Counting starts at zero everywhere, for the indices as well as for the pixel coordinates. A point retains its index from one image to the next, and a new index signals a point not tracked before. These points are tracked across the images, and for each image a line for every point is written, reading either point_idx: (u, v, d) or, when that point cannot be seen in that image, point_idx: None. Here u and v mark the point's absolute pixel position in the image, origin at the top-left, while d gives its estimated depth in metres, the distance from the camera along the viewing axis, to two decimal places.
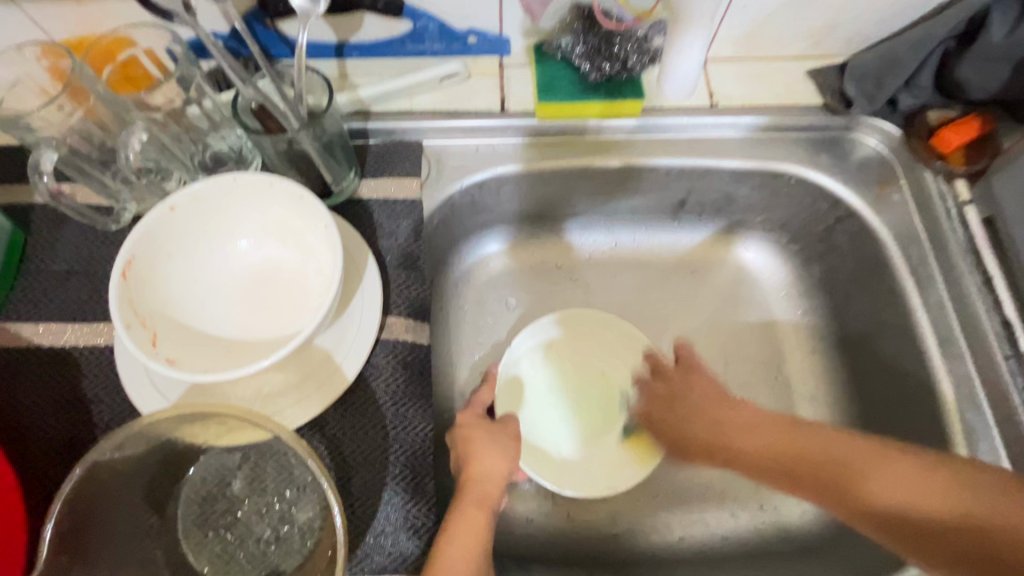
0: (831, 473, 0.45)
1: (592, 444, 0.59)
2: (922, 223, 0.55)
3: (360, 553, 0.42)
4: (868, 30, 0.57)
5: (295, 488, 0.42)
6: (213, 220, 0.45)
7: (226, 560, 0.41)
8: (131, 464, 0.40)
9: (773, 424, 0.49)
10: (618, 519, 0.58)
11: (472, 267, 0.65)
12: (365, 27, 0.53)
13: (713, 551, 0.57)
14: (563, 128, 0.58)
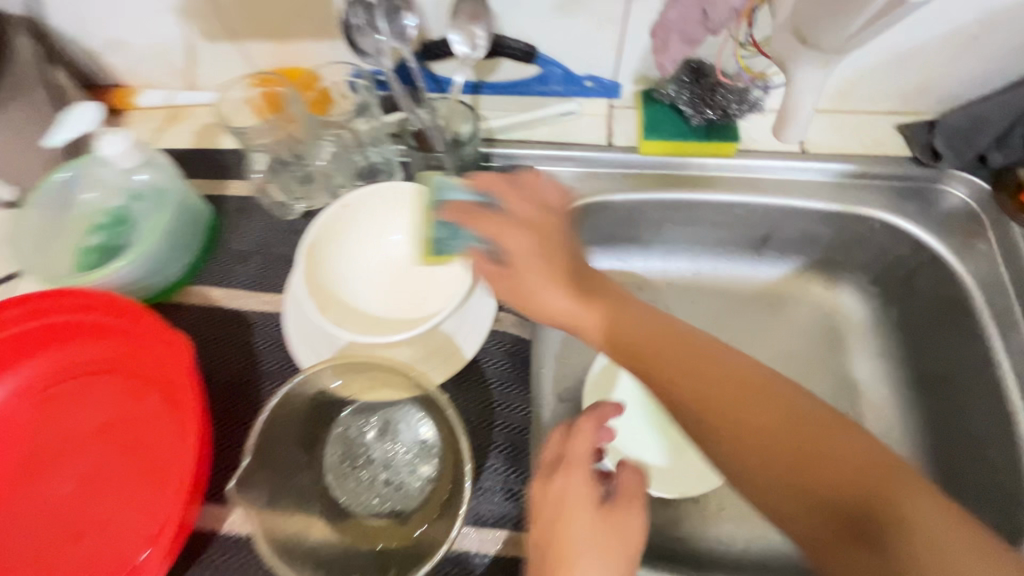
0: (854, 508, 0.38)
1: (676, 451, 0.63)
2: (1007, 274, 0.58)
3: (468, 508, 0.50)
4: (961, 92, 0.61)
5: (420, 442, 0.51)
6: (371, 219, 0.56)
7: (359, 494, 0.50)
8: (299, 407, 0.50)
9: (817, 428, 0.40)
10: (687, 524, 0.62)
11: None
12: (502, 70, 0.64)
13: (775, 564, 0.60)
14: (662, 163, 0.65)
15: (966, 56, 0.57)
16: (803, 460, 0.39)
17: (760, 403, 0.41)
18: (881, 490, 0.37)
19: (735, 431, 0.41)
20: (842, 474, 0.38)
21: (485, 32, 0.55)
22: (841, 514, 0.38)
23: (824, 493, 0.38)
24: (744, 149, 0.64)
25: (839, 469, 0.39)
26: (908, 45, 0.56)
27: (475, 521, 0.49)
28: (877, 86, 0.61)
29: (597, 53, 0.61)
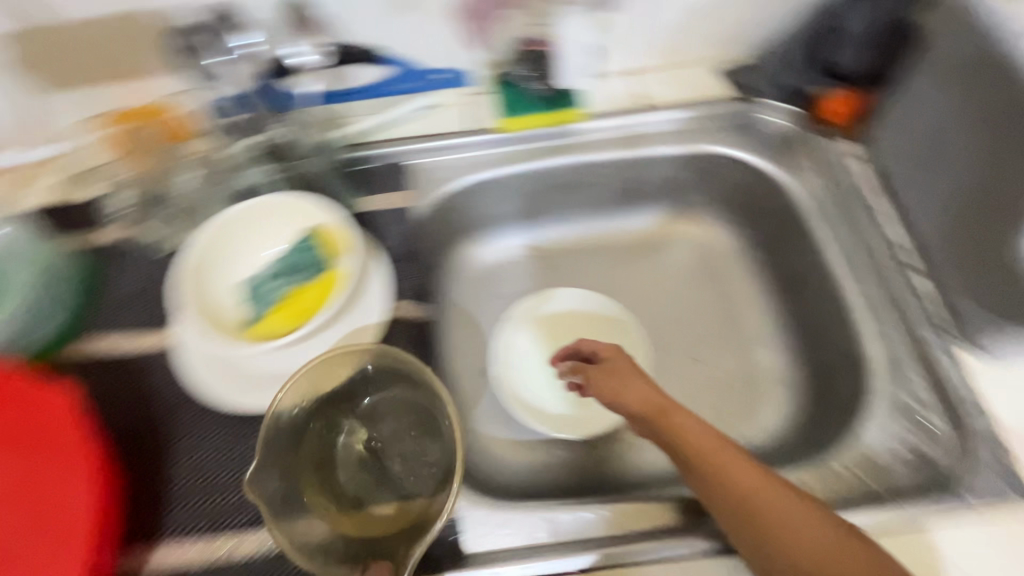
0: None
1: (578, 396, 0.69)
2: (826, 178, 0.67)
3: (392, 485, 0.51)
4: (759, 33, 0.70)
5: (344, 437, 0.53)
6: (251, 236, 0.58)
7: None
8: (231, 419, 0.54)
9: (842, 551, 0.42)
10: (611, 461, 0.66)
11: (462, 264, 0.76)
12: (355, 75, 0.67)
13: None
14: (525, 138, 0.70)
15: (753, 1, 0.65)
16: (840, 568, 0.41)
17: (808, 508, 0.43)
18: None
19: (771, 527, 0.43)
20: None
21: (321, 40, 0.57)
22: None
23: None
24: (594, 112, 0.71)
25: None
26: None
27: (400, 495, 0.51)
28: (692, 39, 0.69)
29: (439, 46, 0.65)
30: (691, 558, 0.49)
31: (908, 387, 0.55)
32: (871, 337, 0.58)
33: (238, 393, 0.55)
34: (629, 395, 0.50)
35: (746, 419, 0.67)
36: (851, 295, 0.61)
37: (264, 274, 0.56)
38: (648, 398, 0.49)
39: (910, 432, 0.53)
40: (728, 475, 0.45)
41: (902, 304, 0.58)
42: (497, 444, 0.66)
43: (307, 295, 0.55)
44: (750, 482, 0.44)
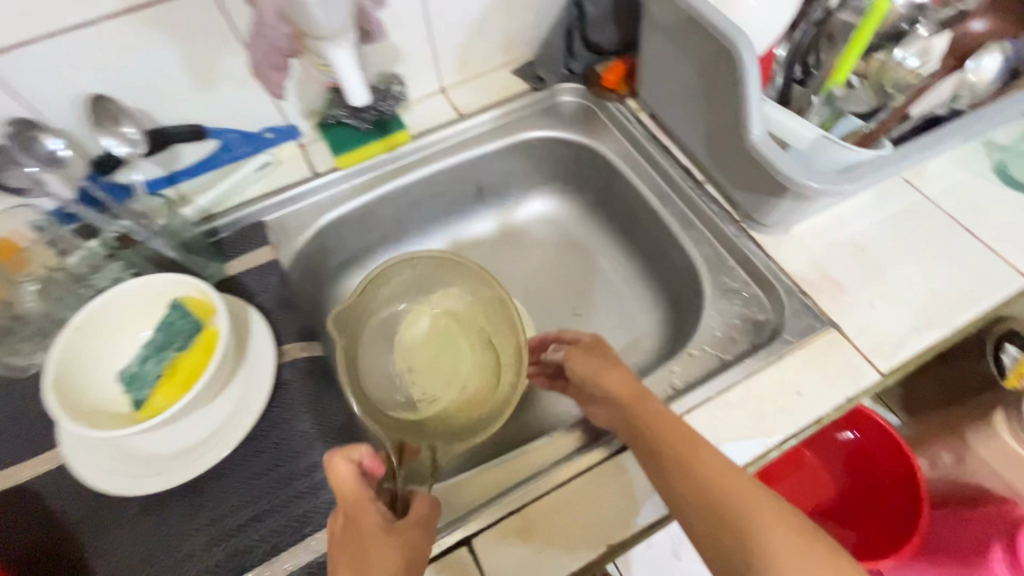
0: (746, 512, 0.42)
1: None
2: (622, 133, 0.79)
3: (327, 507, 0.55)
4: (534, 34, 0.82)
5: (271, 483, 0.56)
6: (115, 327, 0.58)
7: (233, 557, 0.52)
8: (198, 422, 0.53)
9: (714, 460, 0.46)
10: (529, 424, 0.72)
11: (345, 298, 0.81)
12: (185, 155, 0.70)
13: None
14: (364, 169, 0.76)
15: (517, 9, 0.77)
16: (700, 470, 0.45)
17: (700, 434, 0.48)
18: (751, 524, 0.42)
19: (655, 423, 0.49)
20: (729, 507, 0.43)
21: (132, 127, 0.61)
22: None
23: (732, 494, 0.43)
24: (417, 132, 0.79)
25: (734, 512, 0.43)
26: (474, 14, 0.75)
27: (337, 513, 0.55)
28: (481, 51, 0.80)
29: (256, 109, 0.70)
30: (599, 466, 0.55)
31: (727, 273, 0.67)
32: (690, 245, 0.70)
33: (138, 485, 0.54)
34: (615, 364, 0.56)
35: (628, 348, 0.77)
36: (667, 218, 0.73)
37: (137, 358, 0.56)
38: (625, 380, 0.54)
39: (738, 306, 0.65)
40: (652, 418, 0.50)
41: (701, 212, 0.70)
42: None
43: (186, 363, 0.55)
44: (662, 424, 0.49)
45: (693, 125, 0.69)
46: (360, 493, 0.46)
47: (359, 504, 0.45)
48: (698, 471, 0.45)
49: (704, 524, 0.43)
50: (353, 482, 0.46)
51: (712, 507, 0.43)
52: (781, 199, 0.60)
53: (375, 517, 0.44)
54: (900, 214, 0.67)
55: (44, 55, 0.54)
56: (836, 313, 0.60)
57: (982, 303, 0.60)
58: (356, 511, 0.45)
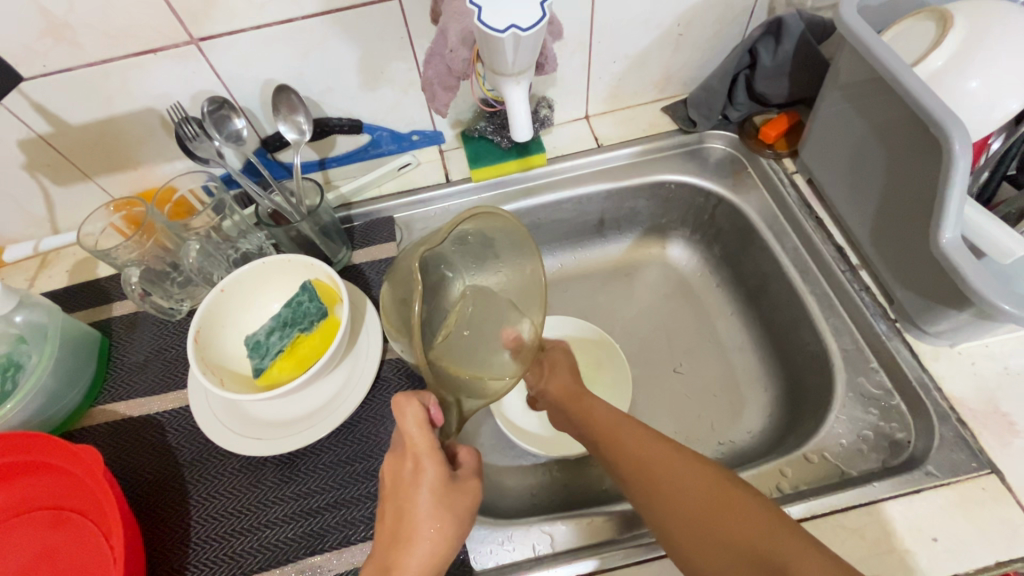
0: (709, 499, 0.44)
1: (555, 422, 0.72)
2: (771, 193, 0.73)
3: None
4: (695, 74, 0.78)
5: (353, 475, 0.58)
6: (253, 295, 0.63)
7: (307, 537, 0.55)
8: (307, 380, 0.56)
9: (659, 454, 0.48)
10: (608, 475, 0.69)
11: None
12: (339, 145, 0.74)
13: None
14: (494, 184, 0.77)
15: (683, 47, 0.74)
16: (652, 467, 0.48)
17: (647, 435, 0.51)
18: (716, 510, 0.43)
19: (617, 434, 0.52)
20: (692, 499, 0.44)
21: (305, 118, 0.64)
22: (743, 556, 0.40)
23: (691, 484, 0.45)
24: (553, 156, 0.78)
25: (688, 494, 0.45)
26: (638, 49, 0.73)
27: None
28: (635, 84, 0.78)
29: (410, 112, 0.73)
30: None
31: (866, 374, 0.59)
32: (826, 331, 0.63)
33: (241, 444, 0.58)
34: (565, 381, 0.60)
35: (729, 424, 0.71)
36: (805, 295, 0.66)
37: (265, 327, 0.61)
38: (570, 386, 0.60)
39: (873, 415, 0.57)
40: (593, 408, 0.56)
41: (850, 300, 0.63)
42: (497, 470, 0.69)
43: (307, 344, 0.59)
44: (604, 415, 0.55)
45: (861, 203, 0.62)
46: (429, 441, 0.46)
47: (427, 451, 0.46)
48: (661, 473, 0.47)
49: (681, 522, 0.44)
50: (424, 431, 0.46)
51: (672, 499, 0.45)
52: (957, 311, 0.52)
53: (441, 470, 0.46)
54: None
55: (249, 43, 0.60)
56: (999, 456, 0.51)
57: None
58: (423, 456, 0.46)
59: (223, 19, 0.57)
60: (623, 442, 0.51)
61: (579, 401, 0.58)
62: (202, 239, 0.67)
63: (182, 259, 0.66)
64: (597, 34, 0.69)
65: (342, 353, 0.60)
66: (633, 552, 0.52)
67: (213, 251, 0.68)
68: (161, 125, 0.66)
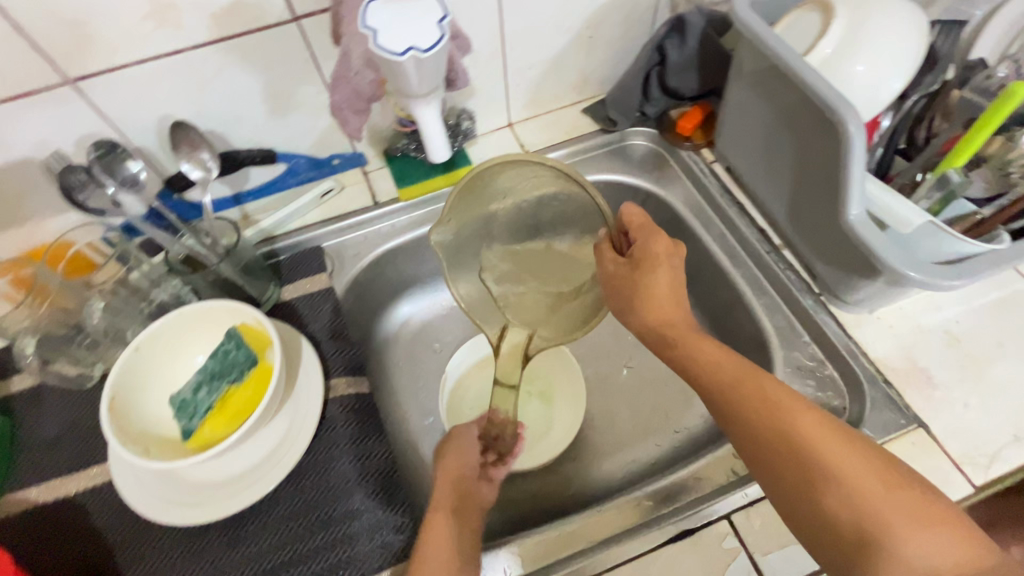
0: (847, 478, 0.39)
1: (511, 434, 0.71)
2: (694, 183, 0.76)
3: (358, 561, 0.53)
4: (609, 74, 0.80)
5: (307, 525, 0.55)
6: (173, 349, 0.58)
7: None
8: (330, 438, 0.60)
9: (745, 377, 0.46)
10: (572, 480, 0.69)
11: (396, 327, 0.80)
12: (253, 177, 0.71)
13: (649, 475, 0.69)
14: (424, 201, 0.75)
15: (595, 49, 0.75)
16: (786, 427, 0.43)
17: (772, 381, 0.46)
18: (878, 512, 0.38)
19: (738, 382, 0.46)
20: (819, 456, 0.41)
21: (210, 155, 0.60)
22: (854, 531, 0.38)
23: (829, 446, 0.41)
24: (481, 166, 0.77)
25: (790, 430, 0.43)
26: (552, 53, 0.73)
27: (368, 570, 0.53)
28: (553, 88, 0.78)
29: (327, 136, 0.70)
30: (650, 555, 0.51)
31: (800, 348, 0.62)
32: (760, 312, 0.66)
33: (176, 512, 0.53)
34: (666, 310, 0.52)
35: (682, 410, 0.72)
36: (737, 279, 0.68)
37: (190, 383, 0.56)
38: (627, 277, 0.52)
39: (811, 386, 0.60)
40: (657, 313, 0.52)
41: (777, 279, 0.66)
42: None
43: (239, 397, 0.55)
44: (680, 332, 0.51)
45: (777, 186, 0.65)
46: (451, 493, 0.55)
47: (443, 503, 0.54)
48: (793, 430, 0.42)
49: (804, 483, 0.41)
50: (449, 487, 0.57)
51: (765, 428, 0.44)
52: (869, 279, 0.55)
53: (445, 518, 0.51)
54: (1005, 302, 0.60)
55: (135, 79, 0.55)
56: (923, 410, 0.55)
57: None
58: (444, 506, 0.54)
59: (102, 55, 0.52)
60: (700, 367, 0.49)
61: (667, 350, 0.52)
62: (106, 295, 0.61)
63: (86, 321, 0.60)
64: (509, 42, 0.69)
65: (279, 400, 0.56)
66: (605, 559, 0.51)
67: (123, 306, 0.63)
68: (44, 175, 0.60)
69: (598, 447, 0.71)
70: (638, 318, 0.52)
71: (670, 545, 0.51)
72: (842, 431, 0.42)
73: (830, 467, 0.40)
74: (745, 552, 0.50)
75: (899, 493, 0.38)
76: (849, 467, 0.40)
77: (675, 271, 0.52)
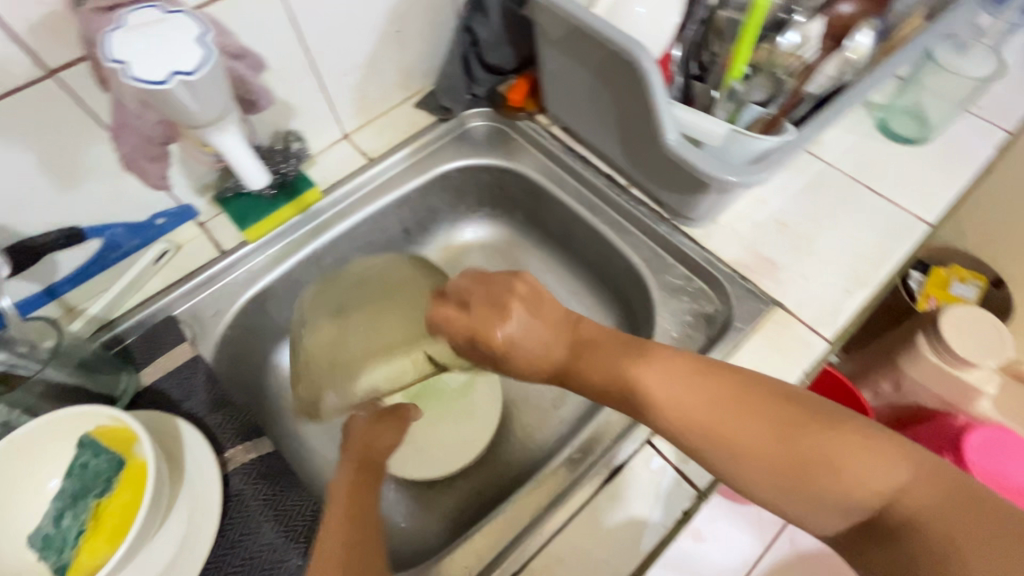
0: (804, 465, 0.39)
1: (439, 437, 0.70)
2: (540, 149, 0.79)
3: None
4: (429, 64, 0.80)
5: None
6: (17, 483, 0.49)
7: None
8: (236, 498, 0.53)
9: (641, 387, 0.43)
10: (509, 462, 0.70)
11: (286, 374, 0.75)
12: (62, 263, 0.61)
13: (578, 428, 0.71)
14: (275, 237, 0.70)
15: (407, 42, 0.74)
16: (727, 443, 0.40)
17: (667, 375, 0.43)
18: (833, 478, 0.38)
19: (654, 411, 0.43)
20: (780, 466, 0.39)
21: None
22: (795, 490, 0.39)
23: (776, 453, 0.39)
24: (327, 186, 0.74)
25: (707, 423, 0.41)
26: (364, 56, 0.71)
27: None
28: (378, 89, 0.77)
29: (139, 196, 0.63)
30: (590, 503, 0.53)
31: (668, 271, 0.68)
32: (628, 250, 0.70)
33: None
34: (549, 356, 0.46)
35: None
36: (600, 226, 0.72)
37: (50, 514, 0.48)
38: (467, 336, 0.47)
39: (686, 302, 0.66)
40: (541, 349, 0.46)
41: (632, 216, 0.71)
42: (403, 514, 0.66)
43: (114, 510, 0.48)
44: (567, 353, 0.46)
45: (609, 133, 0.69)
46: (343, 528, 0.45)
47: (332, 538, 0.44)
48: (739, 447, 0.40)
49: (772, 490, 0.40)
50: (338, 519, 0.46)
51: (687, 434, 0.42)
52: (704, 194, 0.61)
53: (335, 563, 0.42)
54: (812, 184, 0.70)
55: None
56: (776, 292, 0.63)
57: (895, 256, 0.64)
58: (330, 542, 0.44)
59: None
60: (604, 384, 0.45)
61: (561, 377, 0.47)
62: None
63: None
64: (316, 52, 0.66)
65: (169, 495, 0.50)
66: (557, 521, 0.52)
67: None
68: None
69: (524, 423, 0.72)
70: (523, 372, 0.47)
71: (606, 486, 0.53)
72: (753, 408, 0.41)
73: (785, 468, 0.39)
74: (670, 467, 0.54)
75: (835, 446, 0.39)
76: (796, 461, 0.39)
77: (535, 311, 0.46)
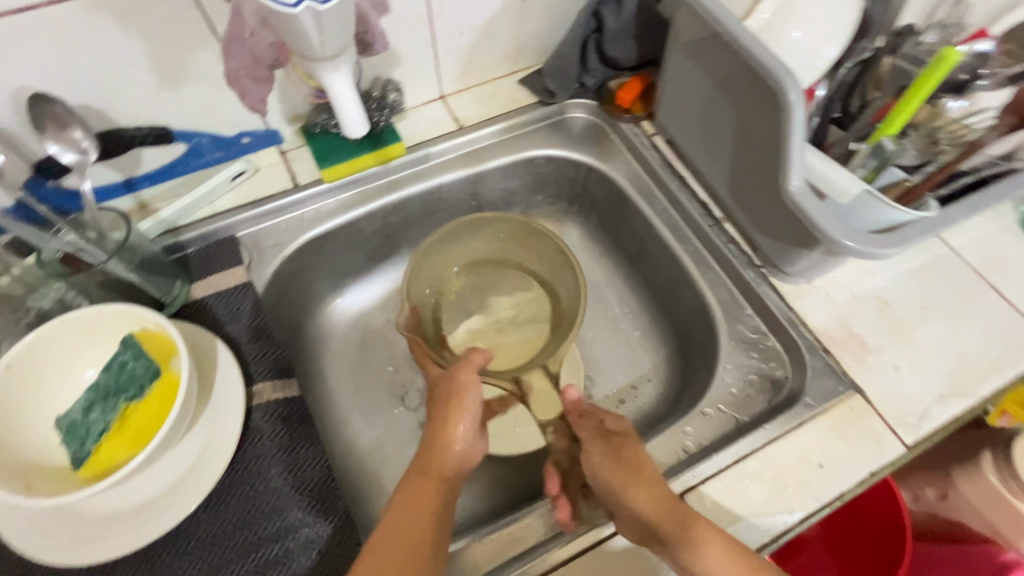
0: None
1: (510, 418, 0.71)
2: (636, 157, 0.73)
3: (299, 554, 0.50)
4: (542, 40, 0.75)
5: (273, 527, 0.51)
6: (67, 357, 0.50)
7: None
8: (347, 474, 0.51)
9: None
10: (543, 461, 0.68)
11: (336, 312, 0.76)
12: (146, 159, 0.61)
13: None
14: (351, 181, 0.68)
15: (526, 14, 0.70)
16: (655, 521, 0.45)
17: None
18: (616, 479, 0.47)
19: None
20: (664, 526, 0.45)
21: (84, 134, 0.50)
22: None
23: None
24: (412, 143, 0.72)
25: None
26: (483, 18, 0.67)
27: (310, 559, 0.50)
28: (486, 53, 0.73)
29: (233, 110, 0.61)
30: (603, 543, 0.50)
31: (743, 321, 0.63)
32: (704, 286, 0.65)
33: (85, 545, 0.46)
34: None
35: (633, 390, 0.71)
36: (678, 250, 0.67)
37: (80, 402, 0.48)
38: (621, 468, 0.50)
39: (755, 358, 0.61)
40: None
41: (723, 255, 0.65)
42: None
43: (139, 415, 0.48)
44: None
45: (715, 159, 0.63)
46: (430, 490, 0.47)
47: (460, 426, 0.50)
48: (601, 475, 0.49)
49: None
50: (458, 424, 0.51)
51: None
52: (807, 255, 0.56)
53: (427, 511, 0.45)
54: (928, 266, 0.63)
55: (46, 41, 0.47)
56: (860, 375, 0.57)
57: (1010, 370, 0.56)
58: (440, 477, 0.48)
59: None
60: None
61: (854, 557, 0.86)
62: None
63: (44, 293, 0.54)
64: (436, 5, 0.63)
65: (174, 435, 0.47)
66: (586, 536, 0.50)
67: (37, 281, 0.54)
68: None
69: None
70: None
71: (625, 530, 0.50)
72: None
73: None
74: None
75: None
76: (616, 472, 0.48)
77: None
